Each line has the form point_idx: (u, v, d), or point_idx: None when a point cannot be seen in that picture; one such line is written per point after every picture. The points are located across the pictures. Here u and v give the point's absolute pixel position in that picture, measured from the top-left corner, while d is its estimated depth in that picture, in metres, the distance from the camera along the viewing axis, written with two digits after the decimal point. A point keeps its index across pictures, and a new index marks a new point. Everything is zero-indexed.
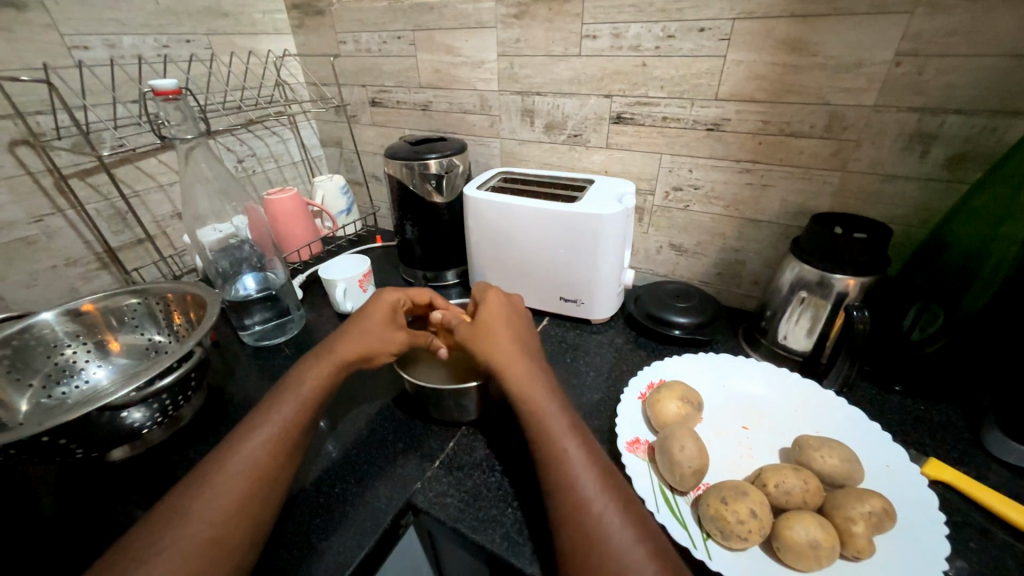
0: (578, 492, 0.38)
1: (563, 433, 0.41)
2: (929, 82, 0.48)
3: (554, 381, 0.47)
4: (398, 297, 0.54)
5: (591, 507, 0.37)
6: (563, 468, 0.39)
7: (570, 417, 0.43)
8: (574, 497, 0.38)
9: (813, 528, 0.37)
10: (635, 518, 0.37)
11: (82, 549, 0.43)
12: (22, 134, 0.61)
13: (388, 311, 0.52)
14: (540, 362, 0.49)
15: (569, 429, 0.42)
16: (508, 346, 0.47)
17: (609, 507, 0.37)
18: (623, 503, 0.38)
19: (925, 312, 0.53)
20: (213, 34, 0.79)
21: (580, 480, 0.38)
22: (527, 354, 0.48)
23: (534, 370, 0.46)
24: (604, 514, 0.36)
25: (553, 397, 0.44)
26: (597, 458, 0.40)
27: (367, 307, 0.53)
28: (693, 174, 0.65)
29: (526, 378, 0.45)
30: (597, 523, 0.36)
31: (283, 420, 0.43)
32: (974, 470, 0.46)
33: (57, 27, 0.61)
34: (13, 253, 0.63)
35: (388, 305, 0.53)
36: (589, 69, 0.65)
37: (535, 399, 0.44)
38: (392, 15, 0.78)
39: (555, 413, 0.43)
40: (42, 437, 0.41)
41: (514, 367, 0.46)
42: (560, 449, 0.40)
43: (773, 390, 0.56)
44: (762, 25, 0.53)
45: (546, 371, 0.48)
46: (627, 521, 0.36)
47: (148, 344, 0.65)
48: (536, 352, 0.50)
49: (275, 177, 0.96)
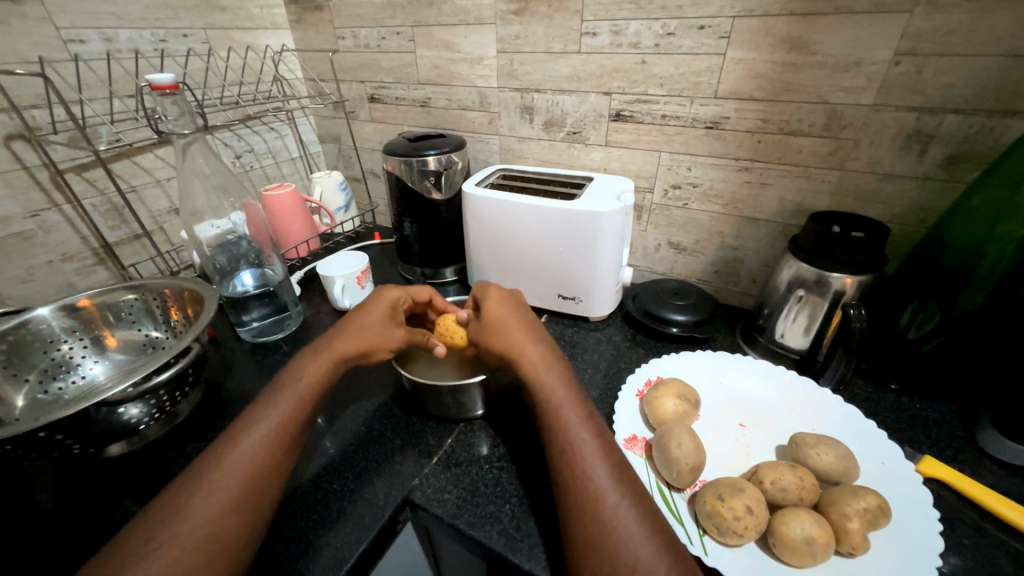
0: (588, 483, 0.38)
1: (574, 424, 0.42)
2: (928, 81, 0.48)
3: (569, 372, 0.47)
4: (398, 296, 0.54)
5: (601, 498, 0.37)
6: (574, 459, 0.39)
7: (583, 407, 0.43)
8: (584, 488, 0.38)
9: (809, 524, 0.37)
10: (644, 510, 0.37)
11: (79, 545, 0.43)
12: (17, 128, 0.60)
13: (389, 308, 0.52)
14: (556, 353, 0.49)
15: (580, 420, 0.42)
16: (517, 339, 0.48)
17: (618, 499, 0.37)
18: (632, 494, 0.38)
19: (921, 312, 0.53)
20: (210, 28, 0.79)
21: (591, 471, 0.38)
22: (539, 346, 0.48)
23: (547, 361, 0.46)
24: (615, 506, 0.36)
25: (566, 388, 0.44)
26: (609, 450, 0.41)
27: (366, 304, 0.52)
28: (693, 172, 0.65)
29: (538, 370, 0.45)
30: (607, 514, 0.36)
31: (282, 414, 0.43)
32: (968, 468, 0.47)
33: (53, 19, 0.61)
34: (9, 249, 0.63)
35: (389, 302, 0.53)
36: (588, 66, 0.65)
37: (547, 390, 0.44)
38: (391, 10, 0.77)
39: (567, 404, 0.43)
40: (40, 432, 0.41)
41: (525, 359, 0.46)
42: (571, 440, 0.41)
43: (770, 387, 0.56)
44: (761, 23, 0.53)
45: (560, 362, 0.48)
46: (636, 513, 0.36)
47: (146, 340, 0.65)
48: (551, 343, 0.50)
49: (273, 173, 0.96)
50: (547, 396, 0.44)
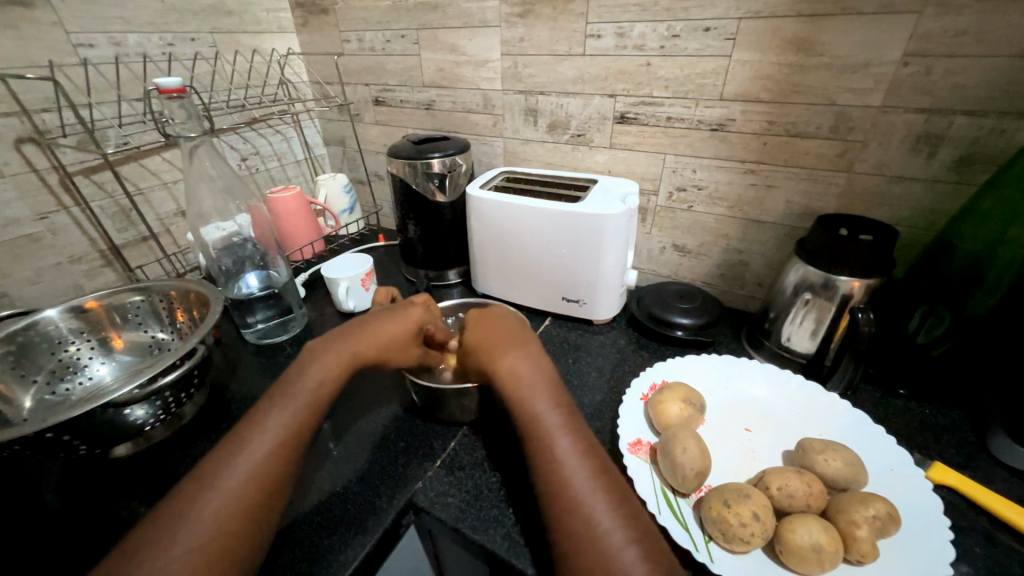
0: (567, 492, 0.38)
1: (553, 431, 0.41)
2: (938, 82, 0.48)
3: (550, 376, 0.46)
4: (424, 315, 0.54)
5: (581, 507, 0.37)
6: (552, 467, 0.39)
7: (574, 417, 0.43)
8: (564, 497, 0.37)
9: (816, 531, 0.37)
10: (631, 520, 0.36)
11: (85, 545, 0.43)
12: (27, 131, 0.61)
13: (413, 328, 0.52)
14: (538, 356, 0.47)
15: (561, 426, 0.42)
16: (516, 350, 0.47)
17: (600, 507, 0.37)
18: (617, 503, 0.37)
19: (930, 316, 0.52)
20: (218, 32, 0.79)
21: (569, 478, 0.38)
22: (518, 352, 0.47)
23: (525, 368, 0.45)
24: (595, 515, 0.36)
25: (545, 394, 0.44)
26: (593, 456, 0.40)
27: (379, 320, 0.52)
28: (697, 174, 0.65)
29: (514, 377, 0.44)
30: (586, 523, 0.36)
31: (290, 417, 0.42)
32: (979, 475, 0.46)
33: (63, 24, 0.62)
34: (18, 250, 0.64)
35: (416, 322, 0.53)
36: (593, 68, 0.65)
37: (523, 398, 0.43)
38: (396, 14, 0.78)
39: (546, 411, 0.42)
40: (47, 433, 0.41)
41: (503, 367, 0.45)
42: (549, 448, 0.40)
43: (776, 391, 0.55)
44: (767, 25, 0.52)
45: (542, 366, 0.46)
46: (621, 521, 0.36)
47: (152, 341, 0.65)
48: (534, 347, 0.48)
49: (278, 175, 0.96)
50: (528, 403, 0.43)
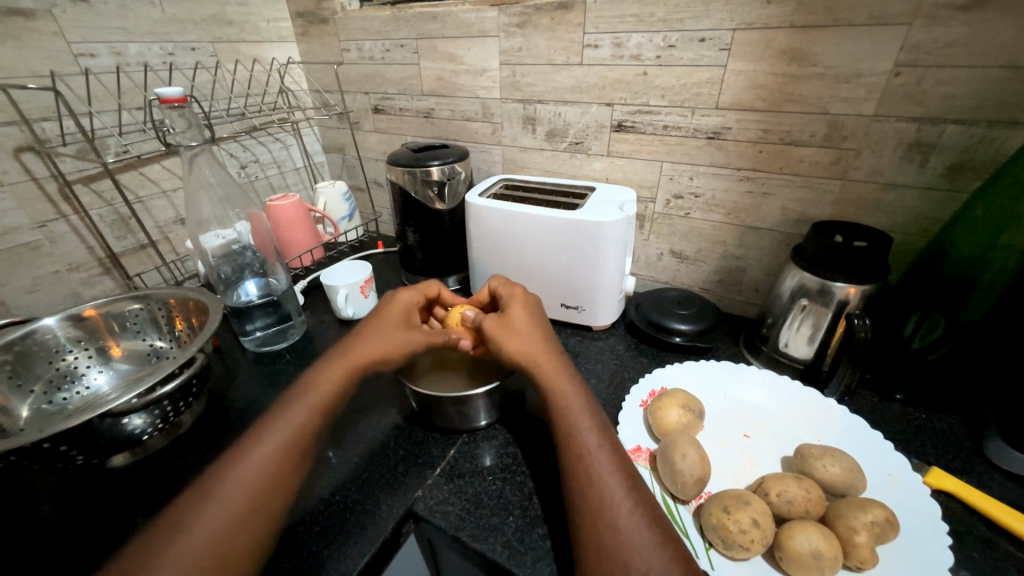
0: (595, 488, 0.39)
1: (580, 428, 0.43)
2: (928, 92, 0.49)
3: (575, 375, 0.48)
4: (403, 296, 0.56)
5: (614, 510, 0.37)
6: (584, 470, 0.40)
7: (597, 417, 0.44)
8: (595, 501, 0.38)
9: (815, 538, 0.37)
10: (654, 519, 0.37)
11: (81, 557, 0.43)
12: (28, 140, 0.61)
13: (394, 313, 0.53)
14: (562, 356, 0.49)
15: (592, 426, 0.43)
16: (530, 343, 0.49)
17: (626, 509, 0.37)
18: (638, 499, 0.38)
19: (925, 321, 0.53)
20: (218, 42, 0.80)
21: (601, 477, 0.39)
22: (538, 344, 0.49)
23: (548, 360, 0.48)
24: (624, 515, 0.37)
25: (576, 392, 0.46)
26: (616, 455, 0.41)
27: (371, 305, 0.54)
28: (694, 182, 0.65)
29: (551, 376, 0.46)
30: (616, 525, 0.36)
31: (282, 421, 0.43)
32: (976, 479, 0.46)
33: (64, 34, 0.62)
34: (16, 259, 0.63)
35: (395, 305, 0.54)
36: (589, 77, 0.66)
37: (562, 401, 0.45)
38: (395, 24, 0.78)
39: (578, 411, 0.44)
40: (44, 443, 0.41)
41: (537, 362, 0.47)
42: (581, 448, 0.42)
43: (775, 398, 0.56)
44: (761, 36, 0.53)
45: (566, 362, 0.49)
46: (645, 522, 0.37)
47: (150, 349, 0.65)
48: (538, 305, 0.54)
49: (278, 182, 0.97)
50: (563, 409, 0.44)
